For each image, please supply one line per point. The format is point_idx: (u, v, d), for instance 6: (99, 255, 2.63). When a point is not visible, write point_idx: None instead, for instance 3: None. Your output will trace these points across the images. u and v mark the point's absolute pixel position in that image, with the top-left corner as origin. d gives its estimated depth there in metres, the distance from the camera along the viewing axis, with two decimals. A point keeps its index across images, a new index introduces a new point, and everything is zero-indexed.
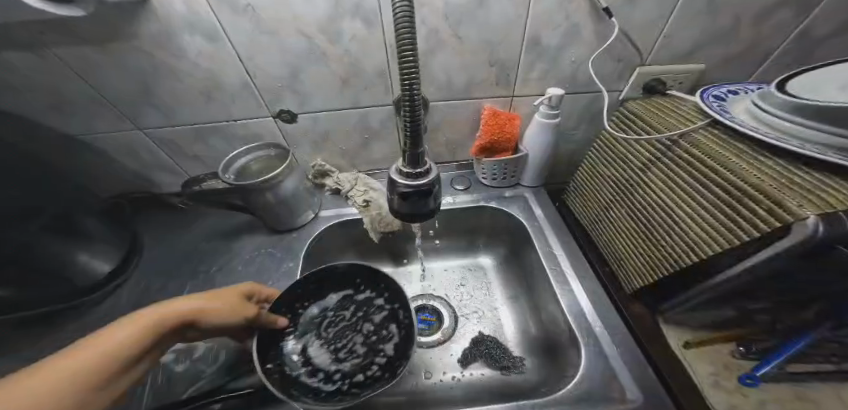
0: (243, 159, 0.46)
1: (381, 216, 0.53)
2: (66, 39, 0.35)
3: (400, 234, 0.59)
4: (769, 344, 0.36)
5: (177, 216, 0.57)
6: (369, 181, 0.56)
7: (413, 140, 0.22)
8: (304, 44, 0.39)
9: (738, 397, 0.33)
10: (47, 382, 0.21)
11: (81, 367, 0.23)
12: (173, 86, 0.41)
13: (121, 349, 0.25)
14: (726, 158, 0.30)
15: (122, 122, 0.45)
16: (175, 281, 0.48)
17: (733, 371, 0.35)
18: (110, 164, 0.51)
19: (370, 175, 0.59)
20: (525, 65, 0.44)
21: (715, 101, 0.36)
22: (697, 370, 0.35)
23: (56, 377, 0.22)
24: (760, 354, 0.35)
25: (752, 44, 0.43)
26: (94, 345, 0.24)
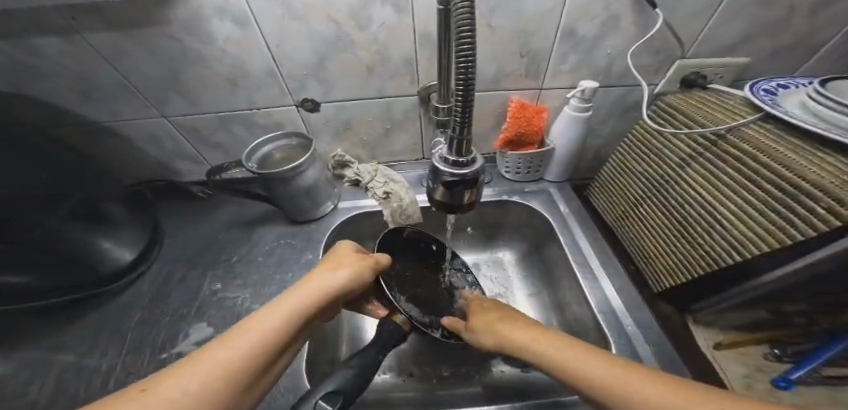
0: (265, 147, 0.44)
1: (402, 209, 0.52)
2: (94, 23, 0.34)
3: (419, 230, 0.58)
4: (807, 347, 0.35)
5: (197, 205, 0.56)
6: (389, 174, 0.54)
7: (462, 127, 0.21)
8: (334, 32, 0.38)
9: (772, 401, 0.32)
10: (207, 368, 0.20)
11: (238, 351, 0.21)
12: (199, 73, 0.41)
13: (272, 336, 0.24)
14: (781, 152, 0.29)
15: (147, 110, 0.44)
16: (196, 270, 0.47)
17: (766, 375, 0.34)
18: (130, 151, 0.50)
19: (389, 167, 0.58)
20: (558, 55, 0.42)
21: (766, 95, 0.35)
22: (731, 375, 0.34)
23: (218, 364, 0.20)
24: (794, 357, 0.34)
25: (799, 37, 0.41)
26: (257, 329, 0.23)
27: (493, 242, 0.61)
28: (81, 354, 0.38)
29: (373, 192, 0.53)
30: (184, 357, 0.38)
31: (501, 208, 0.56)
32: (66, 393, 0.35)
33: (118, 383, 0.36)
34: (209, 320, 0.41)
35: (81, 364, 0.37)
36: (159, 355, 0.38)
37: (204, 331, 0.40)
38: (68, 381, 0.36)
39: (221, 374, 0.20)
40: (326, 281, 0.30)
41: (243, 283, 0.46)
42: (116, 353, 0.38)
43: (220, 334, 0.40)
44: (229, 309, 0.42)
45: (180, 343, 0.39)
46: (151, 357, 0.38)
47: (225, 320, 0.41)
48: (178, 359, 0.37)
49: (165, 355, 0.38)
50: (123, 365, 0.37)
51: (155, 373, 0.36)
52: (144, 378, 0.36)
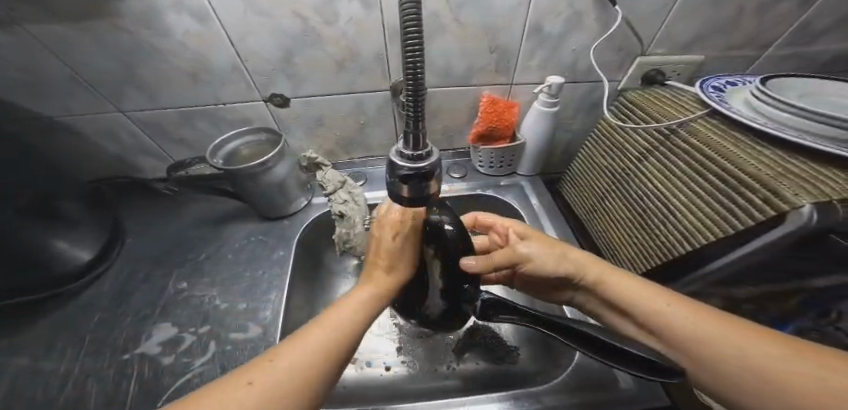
0: (232, 144, 0.43)
1: (347, 237, 0.47)
2: (38, 14, 0.33)
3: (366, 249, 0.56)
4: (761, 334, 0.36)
5: (163, 202, 0.55)
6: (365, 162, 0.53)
7: (415, 122, 0.21)
8: (299, 26, 0.37)
9: None
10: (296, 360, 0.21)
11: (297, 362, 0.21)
12: (157, 67, 0.39)
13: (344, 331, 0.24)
14: (724, 147, 0.31)
15: (103, 105, 0.43)
16: (161, 269, 0.46)
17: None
18: (86, 147, 0.48)
19: (364, 162, 0.57)
20: (526, 51, 0.43)
21: (715, 91, 0.37)
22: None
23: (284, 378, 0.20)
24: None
25: (750, 36, 0.43)
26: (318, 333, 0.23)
27: None
28: (36, 358, 0.37)
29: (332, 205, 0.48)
30: (148, 357, 0.37)
31: (475, 203, 0.56)
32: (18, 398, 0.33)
33: (76, 386, 0.34)
34: (174, 320, 0.40)
35: (35, 369, 0.36)
36: (121, 356, 0.37)
37: (169, 331, 0.39)
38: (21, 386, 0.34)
39: (309, 366, 0.21)
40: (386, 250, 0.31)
41: (211, 282, 0.45)
42: (75, 355, 0.37)
43: (186, 333, 0.39)
44: (196, 308, 0.42)
45: (144, 343, 0.38)
46: (113, 359, 0.37)
47: (192, 319, 0.40)
48: (141, 359, 0.36)
49: (127, 356, 0.37)
50: (82, 368, 0.36)
51: (117, 374, 0.35)
52: (104, 379, 0.35)
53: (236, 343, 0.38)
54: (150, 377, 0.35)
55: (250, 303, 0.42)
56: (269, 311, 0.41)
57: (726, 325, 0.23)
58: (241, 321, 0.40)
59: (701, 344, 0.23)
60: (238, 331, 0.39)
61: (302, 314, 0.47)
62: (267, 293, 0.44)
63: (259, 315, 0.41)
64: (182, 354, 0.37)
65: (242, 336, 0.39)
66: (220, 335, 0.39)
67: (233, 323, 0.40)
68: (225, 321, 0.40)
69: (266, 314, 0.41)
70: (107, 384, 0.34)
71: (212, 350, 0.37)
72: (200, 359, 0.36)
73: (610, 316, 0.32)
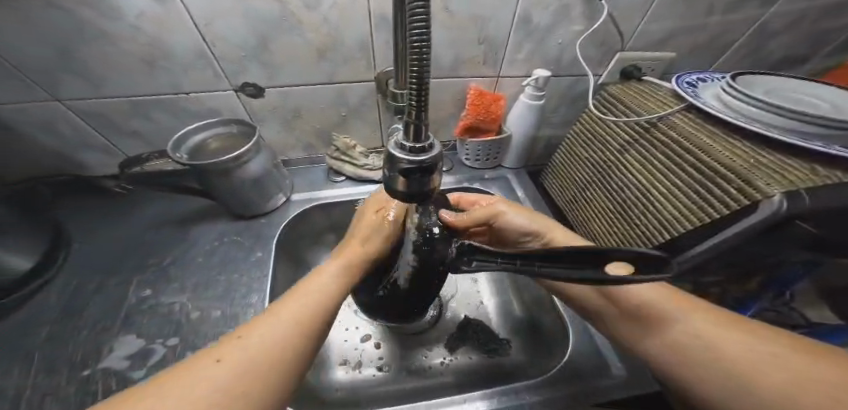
0: (197, 136, 0.39)
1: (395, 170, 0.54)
2: None
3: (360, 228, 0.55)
4: None
5: (115, 204, 0.48)
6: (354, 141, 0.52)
7: (419, 112, 0.20)
8: (275, 9, 0.34)
9: None
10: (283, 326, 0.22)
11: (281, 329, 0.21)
12: (106, 50, 0.34)
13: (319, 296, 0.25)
14: (701, 140, 0.33)
15: (34, 93, 0.36)
16: (117, 278, 0.41)
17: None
18: (14, 141, 0.40)
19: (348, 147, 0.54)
20: (514, 44, 0.43)
21: (689, 87, 0.39)
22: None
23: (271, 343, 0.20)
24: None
25: (715, 35, 0.46)
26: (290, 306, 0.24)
27: None
28: None
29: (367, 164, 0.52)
30: (113, 372, 0.32)
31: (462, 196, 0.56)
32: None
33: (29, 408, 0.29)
34: (139, 332, 0.36)
35: None
36: (80, 374, 0.32)
37: (135, 343, 0.35)
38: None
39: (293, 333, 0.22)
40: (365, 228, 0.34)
41: (181, 288, 0.40)
42: (25, 373, 0.32)
43: (157, 343, 0.35)
44: (165, 317, 0.37)
45: (108, 357, 0.33)
46: (71, 376, 0.32)
47: (161, 329, 0.36)
48: (105, 374, 0.32)
49: (88, 372, 0.32)
50: (34, 390, 0.31)
51: (77, 393, 0.30)
52: (65, 399, 0.30)
53: None
54: (119, 393, 0.31)
55: (229, 309, 0.39)
56: (251, 317, 0.38)
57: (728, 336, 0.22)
58: (219, 329, 0.37)
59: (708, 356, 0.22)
60: (218, 339, 0.36)
61: None
62: (247, 297, 0.40)
63: (240, 322, 0.38)
64: (154, 367, 0.33)
65: None
66: (197, 345, 0.35)
67: (209, 334, 0.36)
68: (200, 332, 0.36)
69: (247, 321, 0.38)
70: (68, 403, 0.30)
71: None
72: None
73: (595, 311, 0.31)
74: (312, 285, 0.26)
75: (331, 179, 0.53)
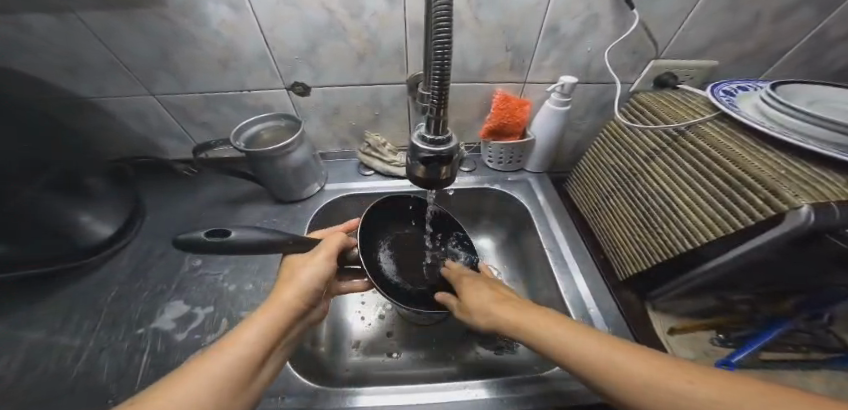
0: (253, 128, 0.45)
1: None
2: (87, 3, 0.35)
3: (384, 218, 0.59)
4: (750, 333, 0.37)
5: (182, 185, 0.56)
6: (384, 138, 0.56)
7: (437, 109, 0.23)
8: (326, 18, 0.39)
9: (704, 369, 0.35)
10: (230, 361, 0.23)
11: (224, 369, 0.23)
12: (191, 54, 0.41)
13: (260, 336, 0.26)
14: (730, 149, 0.32)
15: (135, 88, 0.44)
16: (176, 249, 0.48)
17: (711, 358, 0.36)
18: (115, 127, 0.50)
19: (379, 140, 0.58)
20: (541, 51, 0.44)
21: (725, 96, 0.38)
22: (679, 354, 0.36)
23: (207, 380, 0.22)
24: (736, 341, 0.37)
25: (764, 42, 0.44)
26: (237, 344, 0.25)
27: (474, 229, 0.63)
28: (52, 331, 0.39)
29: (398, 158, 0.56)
30: (161, 333, 0.39)
31: (482, 197, 0.58)
32: (35, 368, 0.35)
33: (91, 358, 0.36)
34: (186, 298, 0.42)
35: (53, 339, 0.38)
36: (136, 331, 0.39)
37: (181, 308, 0.41)
38: (37, 356, 0.36)
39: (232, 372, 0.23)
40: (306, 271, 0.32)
41: (226, 260, 0.47)
42: (92, 328, 0.39)
43: (198, 310, 0.41)
44: (210, 286, 0.44)
45: (158, 319, 0.40)
46: (127, 333, 0.38)
47: (207, 295, 0.42)
48: (155, 335, 0.38)
49: (142, 330, 0.39)
50: (97, 341, 0.38)
51: (130, 348, 0.37)
52: (119, 352, 0.37)
53: None
54: (162, 352, 0.37)
55: (265, 282, 0.44)
56: None
57: (639, 357, 0.23)
58: (253, 300, 0.42)
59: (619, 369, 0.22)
60: (249, 310, 0.41)
61: None
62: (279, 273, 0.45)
63: (270, 295, 0.43)
64: (193, 330, 0.39)
65: (253, 314, 0.41)
66: (232, 313, 0.41)
67: (246, 302, 0.42)
68: (239, 300, 0.42)
69: None
70: (120, 356, 0.36)
71: (223, 327, 0.39)
72: (210, 336, 0.38)
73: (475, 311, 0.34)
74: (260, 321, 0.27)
75: (361, 172, 0.57)
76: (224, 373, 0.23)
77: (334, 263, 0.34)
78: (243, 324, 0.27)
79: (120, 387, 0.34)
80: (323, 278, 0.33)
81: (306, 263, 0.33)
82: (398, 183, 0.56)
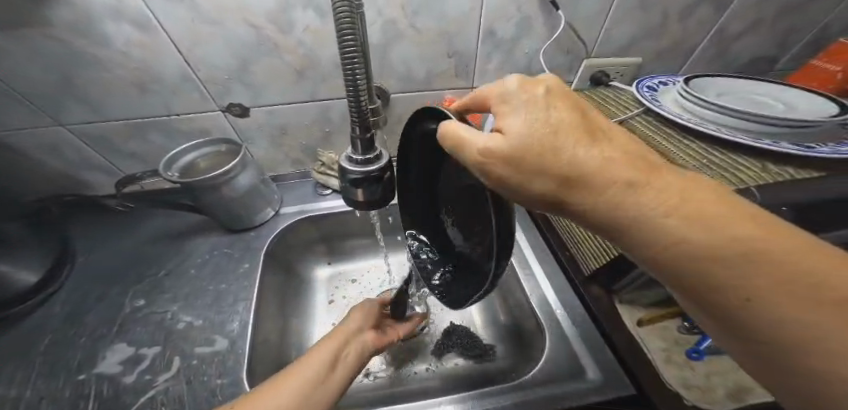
0: (186, 157, 0.42)
1: None
2: None
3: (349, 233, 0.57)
4: None
5: (119, 220, 0.52)
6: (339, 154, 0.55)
7: (360, 127, 0.22)
8: (253, 35, 0.37)
9: (687, 371, 0.32)
10: (298, 382, 0.28)
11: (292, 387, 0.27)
12: (102, 79, 0.37)
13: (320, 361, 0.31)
14: (659, 142, 0.32)
15: (42, 119, 0.40)
16: (118, 287, 0.44)
17: (681, 347, 0.34)
18: (27, 164, 0.44)
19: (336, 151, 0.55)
20: (481, 55, 0.45)
21: (648, 91, 0.39)
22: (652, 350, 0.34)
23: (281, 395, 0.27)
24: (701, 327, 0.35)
25: (684, 39, 0.47)
26: (302, 368, 0.30)
27: None
28: None
29: None
30: (107, 376, 0.35)
31: None
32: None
33: (28, 409, 0.33)
34: (131, 339, 0.38)
35: None
36: (77, 376, 0.35)
37: (126, 350, 0.37)
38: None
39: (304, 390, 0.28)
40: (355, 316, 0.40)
41: (173, 297, 0.43)
42: (26, 379, 0.35)
43: (145, 350, 0.37)
44: (158, 324, 0.40)
45: (101, 362, 0.36)
46: (68, 379, 0.35)
47: (152, 337, 0.39)
48: (99, 379, 0.35)
49: (84, 375, 0.35)
50: (35, 390, 0.34)
51: (73, 394, 0.33)
52: (59, 401, 0.33)
53: (202, 356, 0.37)
54: (109, 396, 0.33)
55: (219, 316, 0.41)
56: (237, 323, 0.40)
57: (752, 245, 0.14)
58: (207, 334, 0.39)
59: (702, 261, 0.15)
60: (204, 344, 0.38)
61: (273, 326, 0.45)
62: (234, 305, 0.42)
63: (226, 328, 0.40)
64: (143, 371, 0.35)
65: (208, 349, 0.37)
66: (184, 350, 0.37)
67: (199, 337, 0.39)
68: (191, 337, 0.39)
69: (233, 327, 0.40)
70: (62, 405, 0.33)
71: (176, 365, 0.36)
72: (162, 375, 0.35)
73: (514, 128, 0.18)
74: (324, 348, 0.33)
75: (318, 192, 0.55)
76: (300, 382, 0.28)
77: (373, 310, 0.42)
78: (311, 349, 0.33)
79: None
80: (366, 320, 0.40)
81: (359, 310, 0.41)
82: None
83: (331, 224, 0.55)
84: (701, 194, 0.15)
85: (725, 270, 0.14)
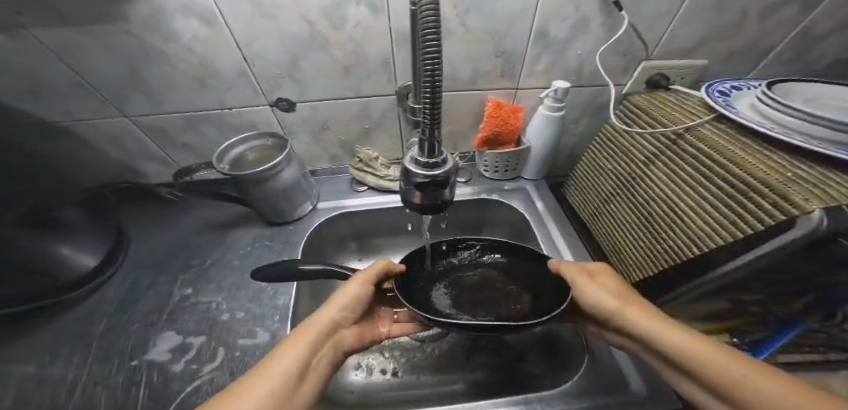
0: (237, 149, 0.43)
1: None
2: (46, 20, 0.32)
3: (381, 232, 0.58)
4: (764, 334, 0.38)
5: (166, 209, 0.54)
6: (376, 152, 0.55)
7: (431, 130, 0.22)
8: (308, 32, 0.37)
9: None
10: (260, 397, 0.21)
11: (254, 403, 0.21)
12: (165, 73, 0.39)
13: (289, 369, 0.24)
14: (733, 152, 0.31)
15: (109, 110, 0.42)
16: (166, 275, 0.45)
17: None
18: (90, 152, 0.47)
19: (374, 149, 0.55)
20: (531, 56, 0.43)
21: (720, 96, 0.37)
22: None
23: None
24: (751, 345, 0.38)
25: (753, 41, 0.44)
26: (268, 376, 0.23)
27: None
28: (39, 366, 0.36)
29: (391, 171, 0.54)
30: (156, 364, 0.36)
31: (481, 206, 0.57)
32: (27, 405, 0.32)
33: (84, 393, 0.34)
34: (178, 328, 0.40)
35: (42, 374, 0.35)
36: (129, 363, 0.36)
37: (173, 339, 0.38)
38: (28, 392, 0.34)
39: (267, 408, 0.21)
40: (344, 298, 0.32)
41: (217, 288, 0.44)
42: (84, 360, 0.37)
43: (192, 339, 0.39)
44: (204, 314, 0.41)
45: (152, 350, 0.37)
46: (120, 365, 0.36)
47: (198, 325, 0.40)
48: (149, 367, 0.36)
49: (136, 362, 0.36)
50: (89, 376, 0.35)
51: (125, 382, 0.35)
52: (113, 386, 0.34)
53: (246, 349, 0.38)
54: (159, 384, 0.34)
55: (260, 308, 0.42)
56: (277, 317, 0.41)
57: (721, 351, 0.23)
58: (249, 327, 0.40)
59: (712, 370, 0.22)
60: (247, 337, 0.39)
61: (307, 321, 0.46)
62: (274, 299, 0.43)
63: (267, 321, 0.41)
64: (190, 360, 0.36)
65: (251, 342, 0.38)
66: (228, 342, 0.38)
67: (241, 329, 0.40)
68: (234, 329, 0.40)
69: (274, 321, 0.41)
70: (115, 391, 0.34)
71: (221, 356, 0.37)
72: (208, 366, 0.36)
73: (601, 295, 0.31)
74: (296, 349, 0.26)
75: (354, 189, 0.56)
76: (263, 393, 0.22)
77: (370, 286, 0.34)
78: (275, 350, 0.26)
79: None
80: (356, 305, 0.33)
81: (341, 293, 0.33)
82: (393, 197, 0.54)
83: (366, 222, 0.56)
84: (693, 339, 0.25)
85: (713, 366, 0.22)
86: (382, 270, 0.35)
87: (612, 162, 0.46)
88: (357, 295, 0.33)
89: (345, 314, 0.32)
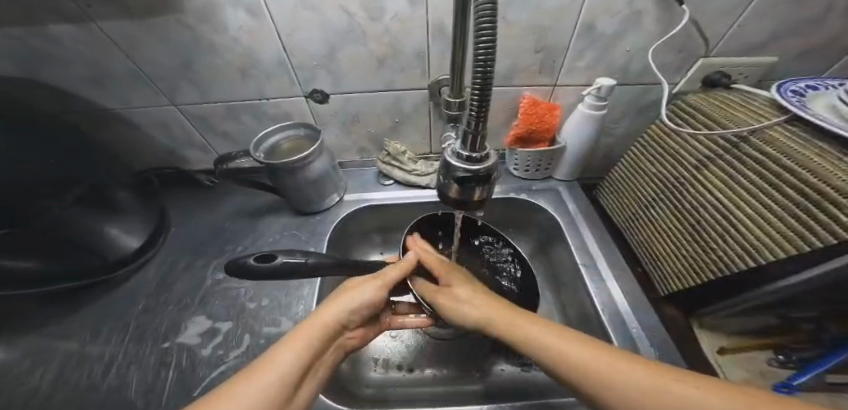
0: (273, 137, 0.44)
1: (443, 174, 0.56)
2: (108, 12, 0.34)
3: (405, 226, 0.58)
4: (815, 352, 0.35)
5: (203, 194, 0.57)
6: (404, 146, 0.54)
7: (476, 122, 0.21)
8: (347, 23, 0.37)
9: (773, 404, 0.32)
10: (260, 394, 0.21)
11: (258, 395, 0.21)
12: (211, 63, 0.40)
13: (294, 368, 0.24)
14: (805, 156, 0.27)
15: (158, 99, 0.45)
16: (201, 260, 0.48)
17: (768, 380, 0.35)
18: (139, 138, 0.50)
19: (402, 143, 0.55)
20: (575, 51, 0.41)
21: (793, 96, 0.33)
22: (729, 374, 0.35)
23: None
24: (797, 363, 0.35)
25: (834, 36, 0.39)
26: (268, 371, 0.23)
27: None
28: (83, 342, 0.39)
29: (419, 167, 0.54)
30: (186, 348, 0.38)
31: (509, 206, 0.55)
32: (67, 382, 0.35)
33: (120, 372, 0.36)
34: (208, 313, 0.41)
35: (84, 352, 0.38)
36: (162, 345, 0.38)
37: (203, 323, 0.40)
38: (70, 368, 0.37)
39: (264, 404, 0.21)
40: (358, 297, 0.31)
41: None
42: (125, 336, 0.39)
43: (220, 325, 0.40)
44: (232, 300, 0.43)
45: (183, 333, 0.39)
46: (153, 346, 0.38)
47: (228, 309, 0.42)
48: (180, 349, 0.38)
49: (168, 344, 0.38)
50: (125, 355, 0.37)
51: (157, 362, 0.36)
52: (147, 365, 0.36)
53: (270, 338, 0.39)
54: (188, 366, 0.36)
55: (286, 297, 0.43)
56: (301, 308, 0.42)
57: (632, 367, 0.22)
58: (274, 315, 0.41)
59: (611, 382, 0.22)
60: (272, 326, 0.40)
61: None
62: (299, 289, 0.44)
63: (292, 310, 0.42)
64: (217, 346, 0.38)
65: (276, 330, 0.39)
66: (253, 329, 0.40)
67: (267, 317, 0.41)
68: (261, 315, 0.41)
69: (298, 310, 0.42)
70: (147, 372, 0.36)
71: (246, 342, 0.38)
72: (234, 352, 0.37)
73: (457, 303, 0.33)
74: (301, 345, 0.26)
75: (380, 182, 0.56)
76: (266, 389, 0.22)
77: (385, 291, 0.34)
78: (282, 339, 0.26)
79: (146, 403, 0.33)
80: (370, 306, 0.32)
81: (351, 292, 0.32)
82: (419, 193, 0.54)
83: (391, 216, 0.56)
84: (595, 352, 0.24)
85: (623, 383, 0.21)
86: (400, 273, 0.35)
87: (655, 165, 0.43)
88: (373, 297, 0.32)
89: (357, 312, 0.31)
